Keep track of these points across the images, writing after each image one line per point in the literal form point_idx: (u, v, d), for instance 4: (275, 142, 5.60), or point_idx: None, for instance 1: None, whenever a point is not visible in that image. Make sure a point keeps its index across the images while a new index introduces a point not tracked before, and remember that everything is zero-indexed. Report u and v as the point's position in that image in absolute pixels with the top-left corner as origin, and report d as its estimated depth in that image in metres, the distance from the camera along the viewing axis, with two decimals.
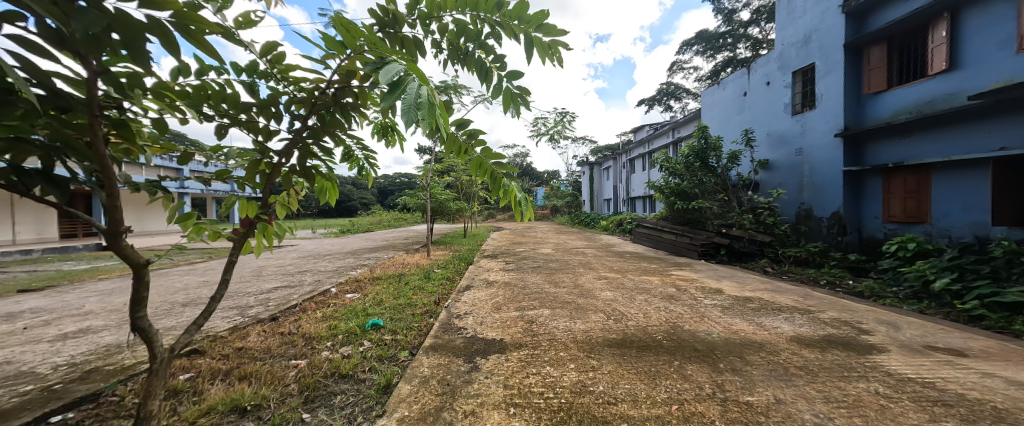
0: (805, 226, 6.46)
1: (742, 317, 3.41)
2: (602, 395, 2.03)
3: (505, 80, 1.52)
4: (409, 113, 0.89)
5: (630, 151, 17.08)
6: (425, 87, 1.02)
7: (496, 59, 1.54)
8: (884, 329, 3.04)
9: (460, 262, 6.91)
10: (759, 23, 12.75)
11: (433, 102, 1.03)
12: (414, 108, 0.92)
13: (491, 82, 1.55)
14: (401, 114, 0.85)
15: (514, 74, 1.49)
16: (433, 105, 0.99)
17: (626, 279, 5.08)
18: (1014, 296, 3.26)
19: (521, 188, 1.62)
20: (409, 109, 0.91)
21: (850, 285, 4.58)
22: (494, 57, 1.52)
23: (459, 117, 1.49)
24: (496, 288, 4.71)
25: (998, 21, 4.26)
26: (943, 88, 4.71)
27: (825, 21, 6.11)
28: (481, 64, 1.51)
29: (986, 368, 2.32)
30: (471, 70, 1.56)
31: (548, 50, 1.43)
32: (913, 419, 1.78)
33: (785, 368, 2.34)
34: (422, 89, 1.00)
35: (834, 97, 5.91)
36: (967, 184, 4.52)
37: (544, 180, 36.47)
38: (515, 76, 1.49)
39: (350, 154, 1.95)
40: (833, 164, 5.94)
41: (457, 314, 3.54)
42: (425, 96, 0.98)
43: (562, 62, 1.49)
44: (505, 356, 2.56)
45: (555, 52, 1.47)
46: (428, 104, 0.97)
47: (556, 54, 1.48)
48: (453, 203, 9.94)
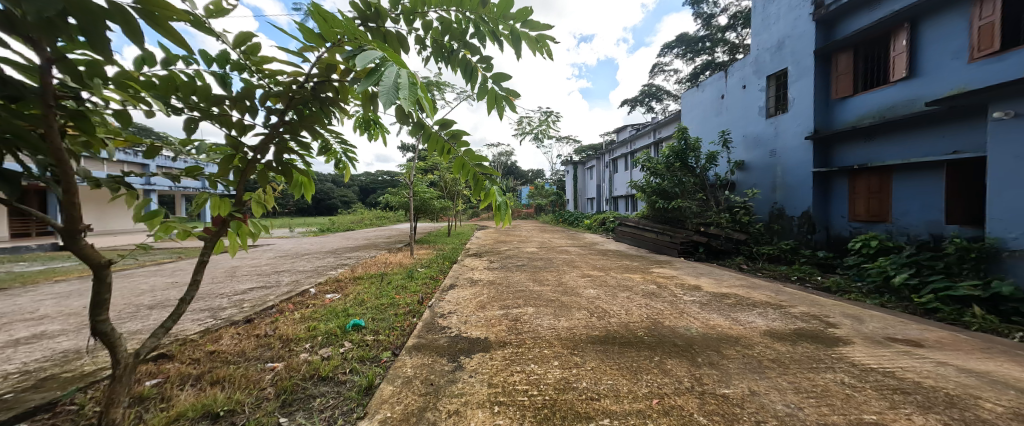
0: (778, 225, 6.73)
1: (719, 312, 3.53)
2: (585, 391, 2.06)
3: (490, 80, 1.51)
4: (388, 95, 0.86)
5: (613, 151, 17.34)
6: (405, 74, 1.00)
7: (481, 58, 1.53)
8: (849, 322, 3.21)
9: (444, 261, 6.85)
10: (736, 29, 13.17)
11: (414, 86, 1.01)
12: (393, 91, 0.90)
13: (476, 81, 1.54)
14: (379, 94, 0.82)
15: (498, 75, 1.49)
16: (415, 90, 0.98)
17: (609, 277, 5.16)
18: (964, 289, 3.50)
19: (502, 191, 1.64)
20: (388, 92, 0.88)
21: (818, 280, 4.81)
22: (479, 56, 1.51)
23: (442, 117, 1.48)
24: (480, 287, 4.70)
25: (950, 32, 4.55)
26: (903, 94, 5.00)
27: (797, 28, 6.37)
28: (465, 63, 1.49)
29: (940, 358, 2.48)
30: (455, 69, 1.54)
31: (537, 43, 1.43)
32: (875, 407, 1.88)
33: (759, 361, 2.43)
34: (403, 73, 0.99)
35: (805, 101, 6.18)
36: (923, 185, 4.81)
37: (528, 179, 36.59)
38: (500, 77, 1.48)
39: (328, 150, 1.90)
40: (804, 165, 6.22)
41: (441, 314, 3.51)
42: (406, 78, 0.96)
43: (550, 55, 1.49)
44: (489, 355, 2.55)
45: (543, 46, 1.47)
46: (409, 88, 0.96)
47: (544, 48, 1.48)
48: (437, 201, 9.84)
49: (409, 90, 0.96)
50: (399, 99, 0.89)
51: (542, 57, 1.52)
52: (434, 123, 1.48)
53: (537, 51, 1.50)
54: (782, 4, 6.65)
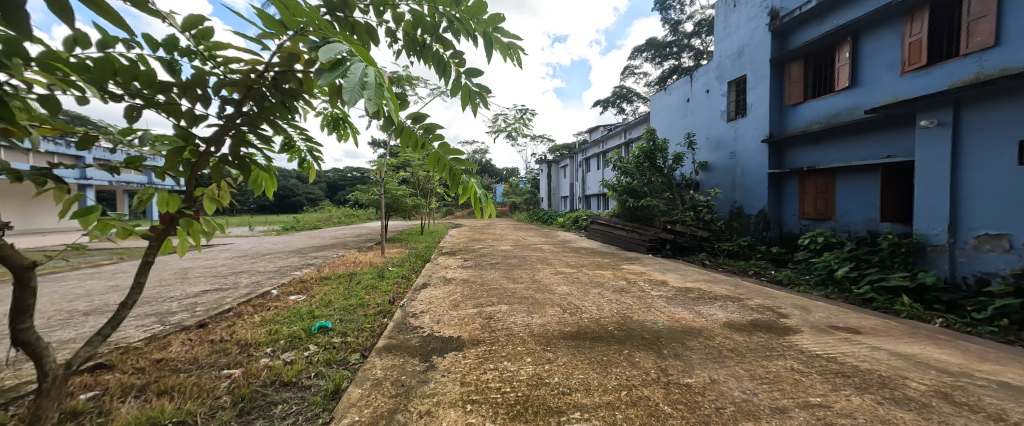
0: (737, 223, 7.15)
1: (683, 306, 3.70)
2: (557, 386, 2.09)
3: (463, 77, 1.50)
4: (353, 92, 0.83)
5: (586, 150, 17.68)
6: (372, 69, 0.97)
7: (454, 54, 1.51)
8: (798, 312, 3.47)
9: (416, 260, 6.72)
10: (701, 35, 13.77)
11: (382, 83, 0.98)
12: (358, 88, 0.86)
13: (449, 78, 1.52)
14: (343, 91, 0.79)
15: (472, 71, 1.47)
16: (383, 88, 0.95)
17: (581, 274, 5.27)
18: (895, 280, 3.87)
19: (480, 184, 1.62)
20: (353, 90, 0.84)
21: (772, 274, 5.16)
22: (452, 52, 1.49)
23: (414, 111, 1.44)
24: (454, 285, 4.65)
25: (886, 46, 5.00)
26: (846, 102, 5.45)
27: (755, 37, 6.77)
28: (438, 58, 1.47)
29: (875, 343, 2.73)
30: (428, 64, 1.51)
31: (508, 49, 1.43)
32: (819, 390, 2.05)
33: (718, 351, 2.58)
34: (369, 69, 0.95)
35: (762, 106, 6.59)
36: (862, 186, 5.26)
37: (503, 177, 36.60)
38: (473, 73, 1.47)
39: (292, 145, 1.80)
40: (761, 167, 6.63)
41: (413, 313, 3.44)
42: (372, 76, 0.93)
43: (520, 62, 1.50)
44: (462, 353, 2.53)
45: (513, 53, 1.48)
46: (375, 86, 0.93)
47: (514, 55, 1.49)
48: (409, 199, 9.62)
49: (375, 87, 0.93)
50: (364, 96, 0.85)
51: (512, 63, 1.53)
52: (405, 118, 1.44)
53: (508, 56, 1.50)
54: (742, 14, 7.03)
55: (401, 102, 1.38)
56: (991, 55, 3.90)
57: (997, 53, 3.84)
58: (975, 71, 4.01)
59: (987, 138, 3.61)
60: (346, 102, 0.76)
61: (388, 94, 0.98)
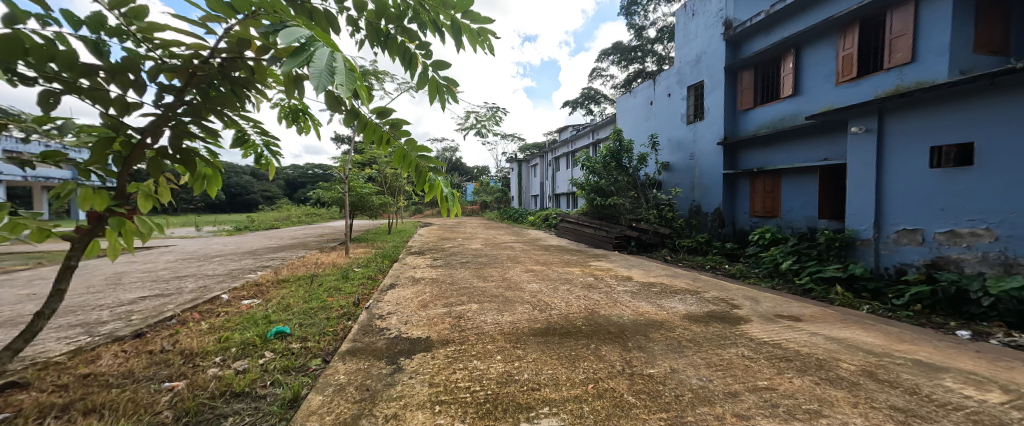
0: (695, 220, 7.56)
1: (646, 300, 3.87)
2: (526, 383, 2.11)
3: (431, 70, 1.46)
4: (321, 78, 0.78)
5: (555, 150, 17.95)
6: (339, 55, 0.92)
7: (421, 46, 1.47)
8: (749, 303, 3.74)
9: (383, 260, 6.51)
10: (663, 42, 14.39)
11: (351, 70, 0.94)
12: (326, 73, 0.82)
13: (417, 70, 1.48)
14: (309, 76, 0.74)
15: (439, 63, 1.44)
16: (353, 74, 0.91)
17: (550, 271, 5.35)
18: (830, 271, 4.28)
19: (448, 183, 1.59)
20: (320, 75, 0.80)
21: (726, 268, 5.52)
22: (419, 44, 1.46)
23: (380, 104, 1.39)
24: (423, 285, 4.56)
25: (823, 59, 5.48)
26: (791, 109, 5.92)
27: (711, 45, 7.17)
28: (404, 50, 1.42)
29: (813, 329, 3.01)
30: (393, 56, 1.46)
31: (478, 37, 1.42)
32: (765, 373, 2.22)
33: (678, 341, 2.72)
34: (337, 56, 0.91)
35: (718, 111, 7.01)
36: (803, 187, 5.74)
37: (473, 175, 36.32)
38: (440, 66, 1.44)
39: (245, 139, 1.68)
40: (717, 167, 7.06)
41: (379, 315, 3.33)
42: (341, 62, 0.89)
43: (491, 50, 1.49)
44: (430, 354, 2.49)
45: (483, 40, 1.46)
46: (345, 72, 0.88)
47: (484, 43, 1.47)
48: (375, 197, 9.31)
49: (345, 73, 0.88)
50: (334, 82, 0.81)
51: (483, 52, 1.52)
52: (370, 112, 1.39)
53: (478, 45, 1.49)
54: (700, 23, 7.44)
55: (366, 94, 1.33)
56: (909, 70, 4.39)
57: (914, 69, 4.33)
58: (896, 84, 4.50)
59: (905, 144, 4.06)
60: (309, 89, 0.72)
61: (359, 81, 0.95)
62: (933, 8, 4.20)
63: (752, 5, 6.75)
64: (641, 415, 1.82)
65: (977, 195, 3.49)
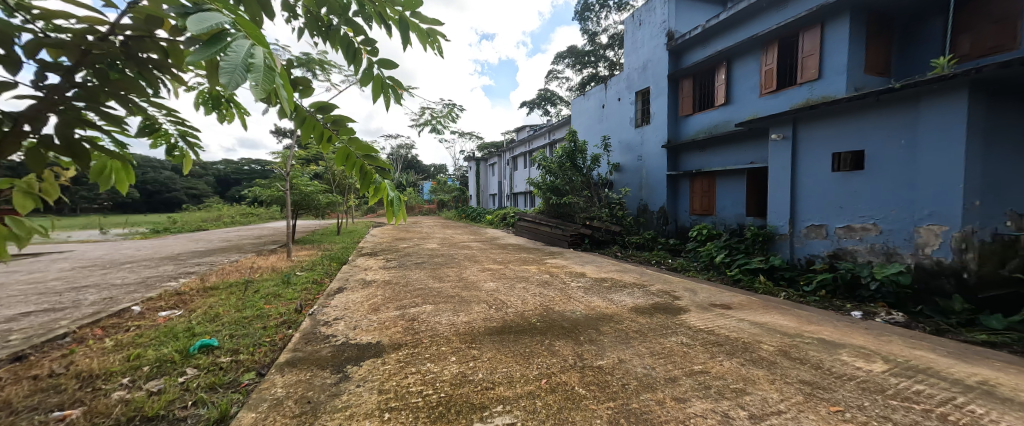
0: (643, 218, 8.04)
1: (598, 294, 4.04)
2: (480, 382, 2.11)
3: (377, 67, 1.40)
4: (234, 74, 0.69)
5: (513, 149, 18.07)
6: (260, 50, 0.84)
7: (367, 41, 1.40)
8: (688, 294, 4.05)
9: (331, 262, 6.12)
10: (614, 48, 15.06)
11: (272, 69, 0.86)
12: (240, 66, 0.73)
13: (361, 66, 1.41)
14: (221, 72, 0.65)
15: (386, 61, 1.39)
16: (274, 73, 0.82)
17: (507, 270, 5.38)
18: (755, 263, 4.77)
19: (394, 187, 1.54)
20: (231, 68, 0.70)
21: (669, 262, 5.94)
22: (364, 38, 1.38)
23: (319, 100, 1.31)
24: (374, 288, 4.36)
25: (750, 72, 6.08)
26: (723, 116, 6.51)
27: (656, 54, 7.66)
28: (347, 43, 1.35)
29: (741, 315, 3.34)
30: (336, 49, 1.38)
31: (427, 37, 1.37)
32: (700, 358, 2.42)
33: (626, 333, 2.87)
34: (257, 50, 0.82)
35: (662, 116, 7.51)
36: (733, 187, 6.33)
37: (430, 174, 35.45)
38: (387, 64, 1.38)
39: (156, 128, 1.47)
40: (662, 169, 7.57)
41: (325, 321, 3.13)
42: (261, 59, 0.80)
43: (441, 51, 1.45)
44: (380, 360, 2.39)
45: (432, 41, 1.43)
46: (265, 71, 0.80)
47: (434, 44, 1.43)
48: (322, 196, 8.73)
49: (264, 72, 0.80)
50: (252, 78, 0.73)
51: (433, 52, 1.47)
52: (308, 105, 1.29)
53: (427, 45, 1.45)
54: (646, 32, 7.90)
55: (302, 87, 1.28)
56: (818, 85, 5.03)
57: (822, 84, 4.97)
58: (808, 97, 5.14)
59: (814, 151, 4.63)
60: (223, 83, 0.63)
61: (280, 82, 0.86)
62: (836, 33, 4.85)
63: (689, 21, 7.43)
64: (591, 405, 1.88)
65: (868, 195, 4.08)
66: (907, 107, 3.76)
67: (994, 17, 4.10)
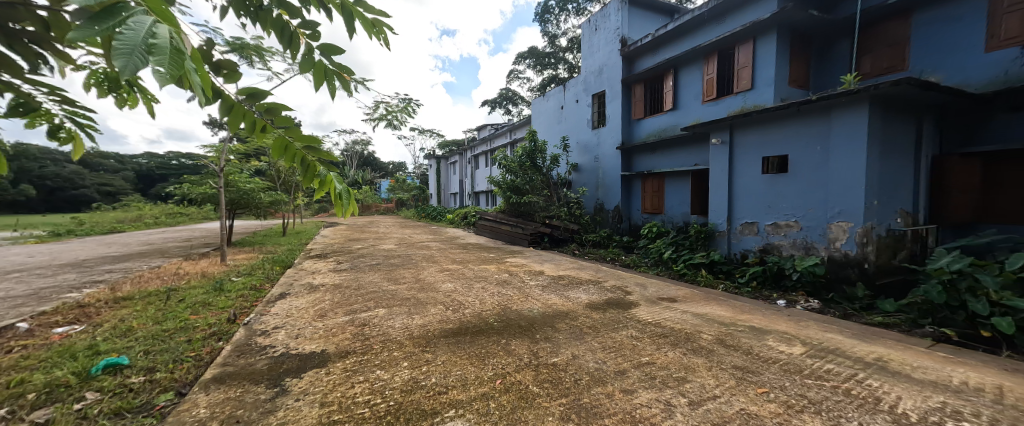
0: (599, 217, 8.33)
1: (555, 292, 4.11)
2: (433, 387, 2.04)
3: (316, 53, 1.29)
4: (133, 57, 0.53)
5: (474, 147, 17.91)
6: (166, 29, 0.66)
7: (305, 25, 1.28)
8: (639, 289, 4.25)
9: (273, 265, 5.64)
10: (573, 51, 15.45)
11: (180, 52, 0.68)
12: (137, 47, 0.55)
13: (299, 52, 1.30)
14: (111, 50, 0.49)
15: (327, 48, 1.28)
16: (183, 57, 0.66)
17: (466, 270, 5.30)
18: (698, 258, 5.13)
19: (340, 178, 1.51)
20: (126, 50, 0.52)
21: (623, 258, 6.21)
22: (301, 22, 1.26)
23: (249, 86, 1.19)
24: (322, 292, 4.08)
25: (694, 80, 6.51)
26: (671, 120, 6.92)
27: (611, 59, 7.95)
28: (281, 26, 1.23)
29: (685, 307, 3.56)
30: (269, 32, 1.25)
31: (374, 28, 1.26)
32: (648, 350, 2.54)
33: (580, 329, 2.94)
34: (161, 29, 0.66)
35: (616, 118, 7.83)
36: (679, 187, 6.75)
37: (388, 172, 34.12)
38: (329, 50, 1.28)
39: (36, 110, 1.23)
40: (616, 169, 7.89)
41: (263, 331, 2.87)
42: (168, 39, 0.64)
43: (389, 42, 1.32)
44: (324, 370, 2.23)
45: (379, 31, 1.30)
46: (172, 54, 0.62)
47: (380, 34, 1.31)
48: (265, 194, 8.05)
49: (169, 55, 0.62)
50: (156, 61, 0.55)
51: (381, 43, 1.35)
52: (236, 93, 1.20)
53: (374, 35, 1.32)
54: (602, 38, 8.18)
55: (228, 71, 1.20)
56: (751, 95, 5.52)
57: (754, 94, 5.46)
58: (743, 106, 5.62)
59: (748, 155, 5.05)
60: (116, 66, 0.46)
61: (189, 68, 0.69)
62: (766, 48, 5.34)
63: (641, 29, 7.81)
64: (544, 403, 1.89)
65: (791, 196, 4.53)
66: (823, 118, 4.21)
67: (892, 39, 4.78)
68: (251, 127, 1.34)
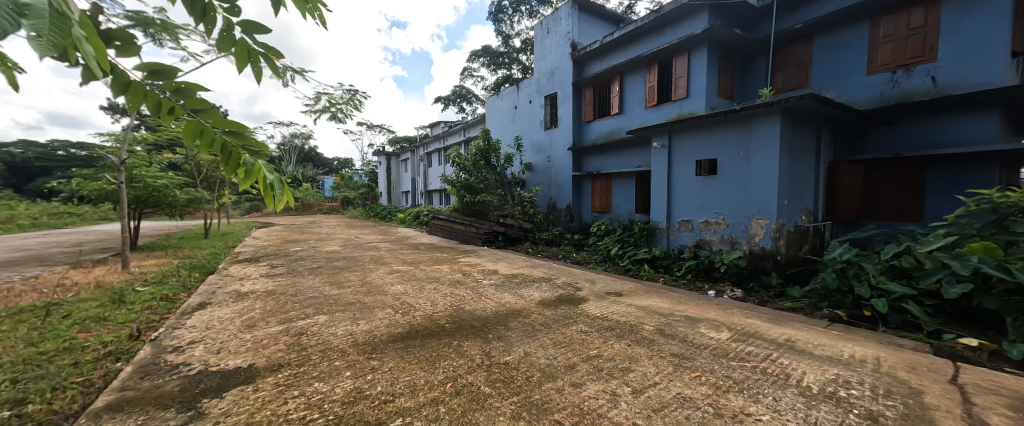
0: (551, 215, 8.51)
1: (508, 290, 4.10)
2: (378, 396, 1.91)
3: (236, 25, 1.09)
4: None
5: (427, 145, 17.39)
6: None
7: None
8: (589, 284, 4.40)
9: (192, 271, 4.96)
10: (526, 52, 15.61)
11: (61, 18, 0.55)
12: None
13: (214, 23, 1.10)
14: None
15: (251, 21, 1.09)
16: (64, 26, 0.54)
17: (418, 271, 5.09)
18: (643, 254, 5.44)
19: (272, 168, 1.33)
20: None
21: (574, 256, 6.40)
22: None
23: (151, 62, 1.00)
24: (252, 300, 3.66)
25: (638, 86, 6.89)
26: (617, 124, 7.27)
27: (562, 62, 8.15)
28: None
29: (631, 301, 3.75)
30: None
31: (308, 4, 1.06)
32: (596, 343, 2.62)
33: (533, 326, 2.95)
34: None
35: (568, 120, 8.06)
36: (625, 187, 7.11)
37: (332, 168, 31.88)
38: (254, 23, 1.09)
39: None
40: (568, 170, 8.12)
41: (175, 347, 2.49)
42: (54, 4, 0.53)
43: (326, 22, 1.13)
44: (251, 387, 1.98)
45: (314, 9, 1.10)
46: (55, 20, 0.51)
47: (315, 12, 1.10)
48: (181, 191, 7.07)
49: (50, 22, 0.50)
50: (29, 27, 0.43)
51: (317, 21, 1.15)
52: (134, 69, 0.99)
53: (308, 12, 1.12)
54: (553, 41, 8.35)
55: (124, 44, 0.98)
56: (687, 103, 5.98)
57: (689, 103, 5.93)
58: (680, 113, 6.07)
59: (684, 158, 5.47)
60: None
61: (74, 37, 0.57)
62: (699, 61, 5.81)
63: (590, 35, 8.11)
64: (495, 403, 1.86)
65: (721, 196, 4.97)
66: (746, 126, 4.67)
67: (798, 60, 5.50)
68: (155, 109, 1.15)
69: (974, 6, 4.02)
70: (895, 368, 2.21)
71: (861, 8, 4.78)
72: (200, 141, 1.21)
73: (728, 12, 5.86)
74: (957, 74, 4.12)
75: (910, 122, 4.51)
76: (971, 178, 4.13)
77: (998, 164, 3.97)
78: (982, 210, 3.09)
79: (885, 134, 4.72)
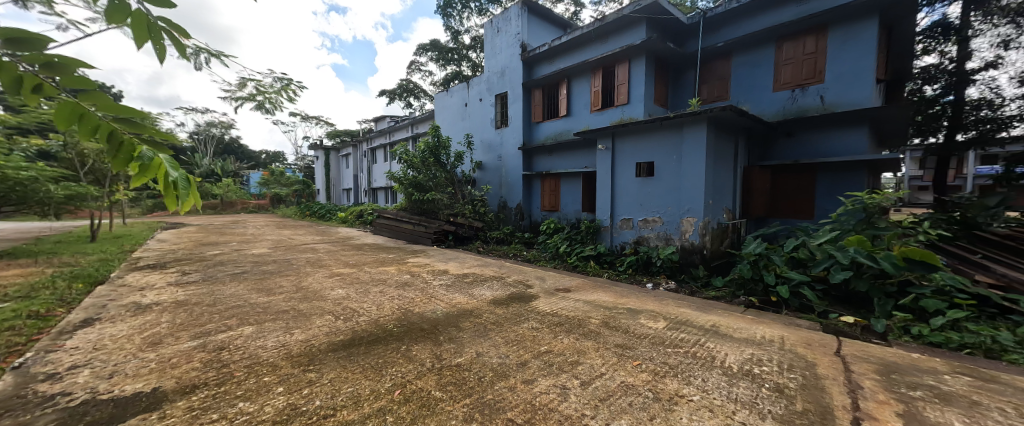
0: (502, 214, 8.53)
1: (459, 290, 4.00)
2: (317, 411, 1.73)
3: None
4: None
5: (371, 140, 16.45)
6: None
7: None
8: (538, 282, 4.47)
9: (73, 282, 4.11)
10: (476, 50, 15.46)
11: None
12: None
13: None
14: None
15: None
16: None
17: (361, 273, 4.76)
18: (590, 251, 5.66)
19: (176, 163, 1.16)
20: None
21: (525, 254, 6.46)
22: None
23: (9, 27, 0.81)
24: (157, 313, 3.14)
25: (584, 90, 7.17)
26: (565, 126, 7.50)
27: (512, 62, 8.19)
28: None
29: (579, 296, 3.87)
30: None
31: None
32: (546, 339, 2.64)
33: (485, 326, 2.91)
34: None
35: (518, 120, 8.14)
36: (572, 187, 7.36)
37: (260, 163, 28.72)
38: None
39: None
40: (518, 169, 8.20)
41: (48, 376, 2.03)
42: None
43: None
44: (157, 415, 1.68)
45: None
46: None
47: None
48: (57, 185, 5.84)
49: None
50: None
51: None
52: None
53: None
54: (503, 40, 8.36)
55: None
56: (628, 109, 6.36)
57: (630, 109, 6.30)
58: (621, 117, 6.43)
59: (626, 160, 5.80)
60: None
61: None
62: (638, 70, 6.20)
63: (539, 38, 8.25)
64: (447, 407, 1.78)
65: (657, 196, 5.35)
66: (678, 132, 5.07)
67: (720, 75, 6.13)
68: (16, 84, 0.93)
69: (851, 39, 4.85)
70: (797, 344, 2.54)
71: (769, 33, 5.47)
72: (78, 128, 0.98)
73: (663, 26, 6.33)
74: (839, 94, 4.96)
75: (806, 134, 5.30)
76: (849, 182, 4.98)
77: (867, 171, 4.85)
78: (856, 209, 3.72)
79: (787, 144, 5.50)
